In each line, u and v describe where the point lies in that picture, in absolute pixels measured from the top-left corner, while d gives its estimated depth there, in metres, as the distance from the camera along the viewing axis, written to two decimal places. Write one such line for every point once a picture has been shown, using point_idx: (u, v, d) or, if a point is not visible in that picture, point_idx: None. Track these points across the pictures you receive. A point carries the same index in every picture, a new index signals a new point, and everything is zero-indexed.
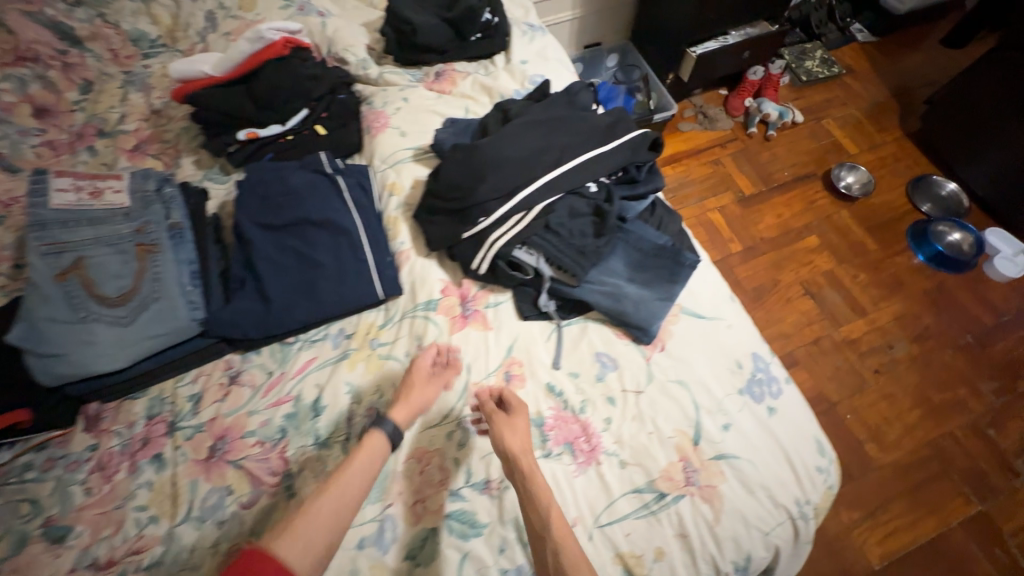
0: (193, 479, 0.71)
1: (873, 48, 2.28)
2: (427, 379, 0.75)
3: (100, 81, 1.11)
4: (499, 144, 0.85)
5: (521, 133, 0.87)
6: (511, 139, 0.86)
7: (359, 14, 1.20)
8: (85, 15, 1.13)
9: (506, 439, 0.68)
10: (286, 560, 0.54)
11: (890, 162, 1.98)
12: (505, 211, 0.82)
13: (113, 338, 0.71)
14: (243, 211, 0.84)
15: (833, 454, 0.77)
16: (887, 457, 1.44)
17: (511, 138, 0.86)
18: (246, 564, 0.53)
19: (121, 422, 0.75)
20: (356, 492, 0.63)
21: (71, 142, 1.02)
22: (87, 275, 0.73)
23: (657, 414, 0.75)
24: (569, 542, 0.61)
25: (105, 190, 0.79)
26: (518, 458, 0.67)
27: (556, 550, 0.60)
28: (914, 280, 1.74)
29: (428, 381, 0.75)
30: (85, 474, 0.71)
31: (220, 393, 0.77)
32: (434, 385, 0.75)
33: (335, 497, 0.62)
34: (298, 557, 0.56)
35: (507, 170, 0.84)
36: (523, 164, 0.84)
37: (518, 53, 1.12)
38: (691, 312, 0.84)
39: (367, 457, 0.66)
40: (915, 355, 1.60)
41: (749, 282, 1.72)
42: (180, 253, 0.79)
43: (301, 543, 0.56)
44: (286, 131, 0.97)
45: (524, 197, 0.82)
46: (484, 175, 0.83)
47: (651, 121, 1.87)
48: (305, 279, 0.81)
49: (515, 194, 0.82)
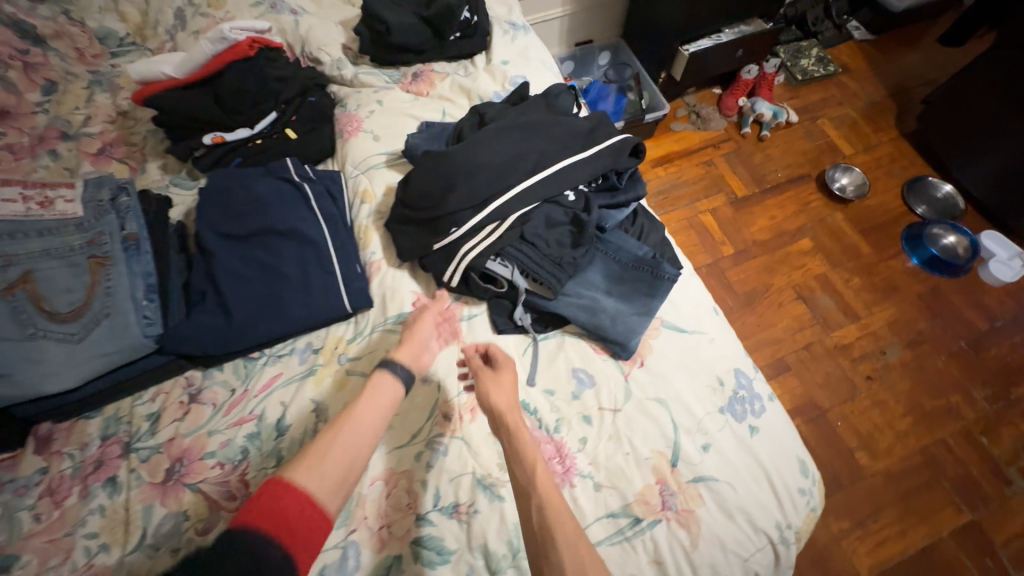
0: (148, 503, 0.68)
1: (869, 46, 2.24)
2: (425, 329, 0.75)
3: (64, 81, 1.05)
4: (473, 150, 0.82)
5: (496, 138, 0.83)
6: (485, 145, 0.82)
7: (335, 11, 1.15)
8: (48, 12, 1.08)
9: (490, 396, 0.68)
10: (308, 489, 0.54)
11: (886, 163, 1.95)
12: (479, 220, 0.79)
13: (62, 357, 0.68)
14: (204, 221, 0.80)
15: (816, 474, 0.75)
16: (878, 465, 1.42)
17: (485, 144, 0.82)
18: (271, 493, 0.53)
19: (74, 443, 0.72)
20: (372, 429, 0.62)
21: (32, 145, 0.96)
22: (36, 290, 0.69)
23: (635, 433, 0.72)
24: (553, 496, 0.59)
25: (56, 199, 0.76)
26: (505, 413, 0.66)
27: (541, 505, 0.58)
28: (908, 284, 1.71)
29: (427, 331, 0.75)
30: (34, 500, 0.67)
31: (180, 411, 0.74)
32: (431, 336, 0.75)
33: (351, 432, 0.60)
34: (318, 486, 0.55)
35: (480, 178, 0.80)
36: (498, 171, 0.80)
37: (499, 53, 1.08)
38: (672, 326, 0.81)
39: (380, 394, 0.65)
40: (907, 361, 1.58)
41: (741, 286, 1.69)
42: (134, 265, 0.75)
43: (320, 474, 0.56)
44: (255, 135, 0.93)
45: (498, 205, 0.79)
46: (456, 183, 0.80)
47: (642, 121, 1.83)
48: (269, 292, 0.77)
49: (489, 202, 0.79)
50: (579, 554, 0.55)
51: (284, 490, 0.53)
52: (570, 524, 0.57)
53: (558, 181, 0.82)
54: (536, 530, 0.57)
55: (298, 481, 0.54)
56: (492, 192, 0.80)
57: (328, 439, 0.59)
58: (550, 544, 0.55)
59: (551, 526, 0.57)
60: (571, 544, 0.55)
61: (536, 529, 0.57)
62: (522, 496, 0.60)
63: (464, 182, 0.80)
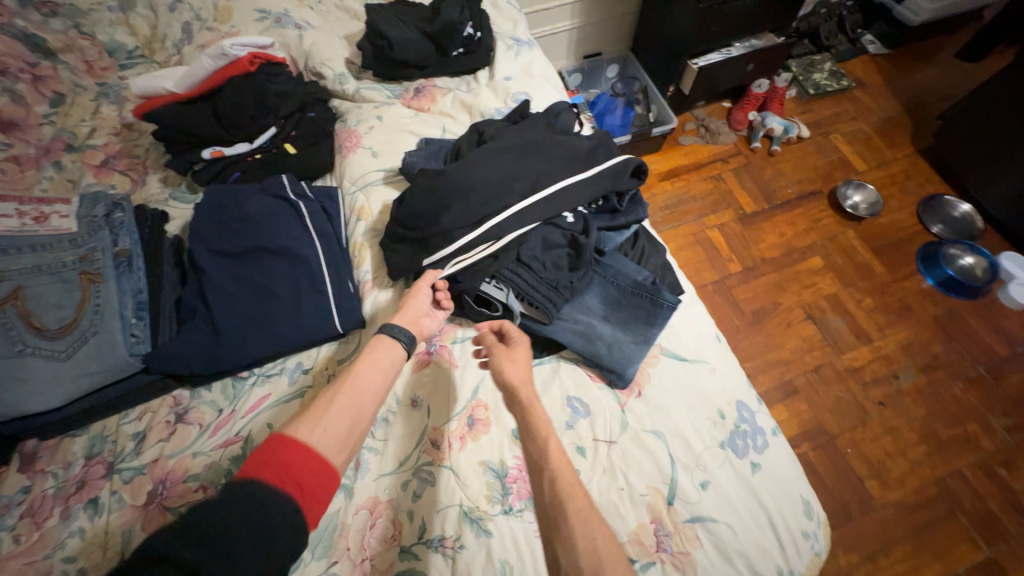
0: (128, 527, 0.66)
1: (884, 61, 2.20)
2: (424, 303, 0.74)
3: (72, 93, 1.06)
4: (470, 170, 0.80)
5: (492, 158, 0.81)
6: (481, 165, 0.81)
7: (340, 25, 1.15)
8: (60, 26, 1.09)
9: (505, 371, 0.67)
10: (311, 442, 0.53)
11: (901, 180, 1.90)
12: (472, 241, 0.77)
13: (48, 375, 0.68)
14: (197, 238, 0.80)
15: (821, 516, 0.71)
16: (890, 496, 1.36)
17: (481, 163, 0.81)
18: (271, 446, 0.50)
19: (58, 462, 0.71)
20: (371, 390, 0.61)
21: (37, 157, 0.96)
22: (26, 306, 0.69)
23: (630, 468, 0.69)
24: (566, 469, 0.56)
25: (51, 215, 0.76)
26: (518, 388, 0.65)
27: (553, 477, 0.55)
28: (922, 305, 1.65)
29: (426, 305, 0.74)
30: (16, 519, 0.67)
31: (166, 431, 0.73)
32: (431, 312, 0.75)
33: (352, 391, 0.59)
34: (322, 440, 0.54)
35: (474, 198, 0.78)
36: (493, 190, 0.78)
37: (502, 69, 1.07)
38: (672, 355, 0.78)
39: (378, 357, 0.64)
40: (922, 386, 1.52)
41: (748, 304, 1.65)
42: (124, 282, 0.74)
43: (322, 429, 0.54)
44: (255, 149, 0.92)
45: (493, 225, 0.77)
46: (449, 203, 0.78)
47: (649, 134, 1.81)
48: (259, 311, 0.76)
49: (484, 221, 0.77)
50: (591, 526, 0.51)
51: (289, 445, 0.51)
52: (581, 496, 0.53)
53: (556, 201, 0.79)
54: (549, 506, 0.53)
55: (304, 435, 0.53)
56: (487, 211, 0.78)
57: (328, 398, 0.58)
58: (561, 517, 0.52)
59: (563, 500, 0.53)
60: (582, 517, 0.52)
61: (548, 506, 0.54)
62: (536, 471, 0.57)
63: (458, 202, 0.78)
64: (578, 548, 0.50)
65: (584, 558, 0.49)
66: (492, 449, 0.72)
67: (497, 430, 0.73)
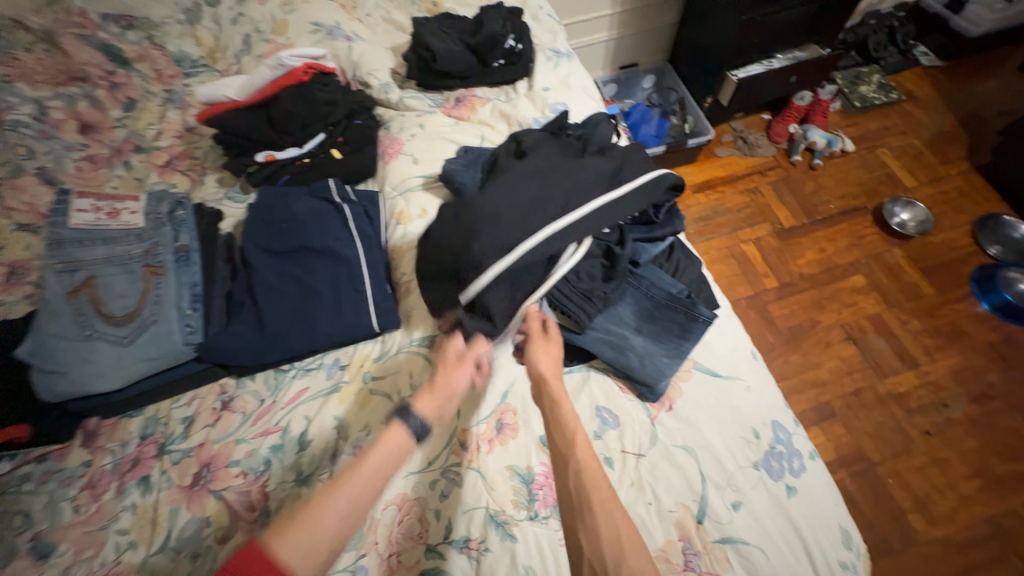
0: (174, 506, 0.71)
1: (938, 73, 2.10)
2: (455, 368, 0.68)
3: (142, 99, 1.15)
4: (496, 196, 0.74)
5: (518, 182, 0.76)
6: (506, 190, 0.75)
7: (387, 37, 1.20)
8: (135, 37, 1.18)
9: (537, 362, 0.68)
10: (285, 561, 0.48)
11: (954, 199, 1.80)
12: (499, 268, 0.69)
13: (111, 359, 0.73)
14: (249, 236, 0.84)
15: (861, 548, 0.68)
16: (936, 533, 1.28)
17: (505, 189, 0.75)
18: (241, 563, 0.46)
19: (116, 440, 0.76)
20: (368, 492, 0.54)
21: (110, 156, 1.06)
22: (96, 293, 0.75)
23: (659, 483, 0.68)
24: (592, 462, 0.56)
25: (122, 210, 0.82)
26: (551, 382, 0.65)
27: (578, 467, 0.55)
28: (976, 331, 1.56)
29: (457, 369, 0.68)
30: (77, 491, 0.72)
31: (212, 417, 0.78)
32: (462, 375, 0.68)
33: (343, 495, 0.53)
34: (297, 557, 0.48)
35: (502, 225, 0.71)
36: (524, 213, 0.72)
37: (541, 80, 1.09)
38: (705, 370, 0.77)
39: (384, 451, 0.57)
40: (974, 417, 1.43)
41: (784, 321, 1.60)
42: (183, 276, 0.79)
43: (301, 544, 0.49)
44: (304, 154, 0.97)
45: (526, 251, 0.69)
46: (475, 232, 0.71)
47: (684, 146, 1.79)
48: (301, 308, 0.80)
49: (517, 245, 0.69)
50: (614, 517, 0.51)
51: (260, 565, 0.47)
52: (606, 488, 0.53)
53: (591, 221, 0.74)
54: (574, 494, 0.54)
55: (278, 552, 0.48)
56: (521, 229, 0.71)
57: (317, 500, 0.52)
58: (585, 505, 0.52)
59: (589, 493, 0.53)
60: (606, 507, 0.52)
61: (571, 492, 0.54)
62: (560, 457, 0.57)
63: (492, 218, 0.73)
64: (601, 536, 0.50)
65: (606, 546, 0.50)
66: (519, 454, 0.72)
67: (525, 436, 0.74)
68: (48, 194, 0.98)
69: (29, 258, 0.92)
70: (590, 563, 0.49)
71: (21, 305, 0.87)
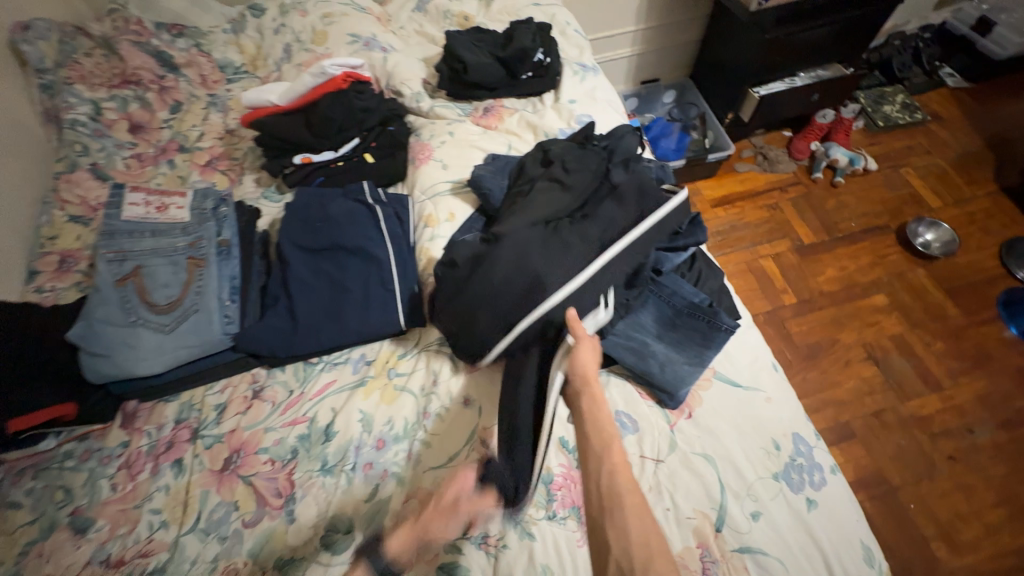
0: (205, 489, 0.74)
1: (965, 94, 2.09)
2: (449, 513, 0.63)
3: (188, 102, 1.22)
4: (491, 277, 0.76)
5: (513, 256, 0.76)
6: (501, 266, 0.76)
7: (419, 49, 1.25)
8: (184, 45, 1.26)
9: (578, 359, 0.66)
10: None
11: (981, 220, 1.78)
12: (503, 346, 0.74)
13: (153, 345, 0.77)
14: (285, 233, 0.88)
15: (883, 566, 0.67)
16: (960, 562, 1.24)
17: (500, 265, 0.76)
18: None
19: (153, 422, 0.80)
20: None
21: (156, 155, 1.13)
22: (142, 283, 0.80)
23: (677, 489, 0.69)
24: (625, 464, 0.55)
25: (170, 206, 0.87)
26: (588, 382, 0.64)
27: (611, 467, 0.54)
28: (1003, 355, 1.52)
29: (451, 514, 0.63)
30: (114, 470, 0.76)
31: (243, 405, 0.81)
32: (454, 521, 0.64)
33: None
34: None
35: (498, 304, 0.75)
36: (519, 294, 0.74)
37: (568, 92, 1.12)
38: (725, 379, 0.77)
39: None
40: (1001, 444, 1.39)
41: (803, 338, 1.58)
42: (224, 269, 0.83)
43: None
44: (338, 157, 1.02)
45: (523, 329, 0.72)
46: (475, 315, 0.75)
47: (704, 160, 1.80)
48: (332, 304, 0.83)
49: (514, 326, 0.72)
50: (644, 522, 0.49)
51: None
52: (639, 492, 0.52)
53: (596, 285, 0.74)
54: (605, 495, 0.52)
55: None
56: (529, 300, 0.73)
57: None
58: (616, 507, 0.51)
59: (620, 493, 0.52)
60: (637, 511, 0.50)
61: (602, 494, 0.53)
62: (592, 460, 0.56)
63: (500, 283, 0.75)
64: (631, 538, 0.49)
65: (635, 548, 0.48)
66: None
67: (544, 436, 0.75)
68: (99, 188, 1.04)
69: (79, 248, 0.97)
70: (618, 565, 0.48)
71: (70, 291, 0.93)
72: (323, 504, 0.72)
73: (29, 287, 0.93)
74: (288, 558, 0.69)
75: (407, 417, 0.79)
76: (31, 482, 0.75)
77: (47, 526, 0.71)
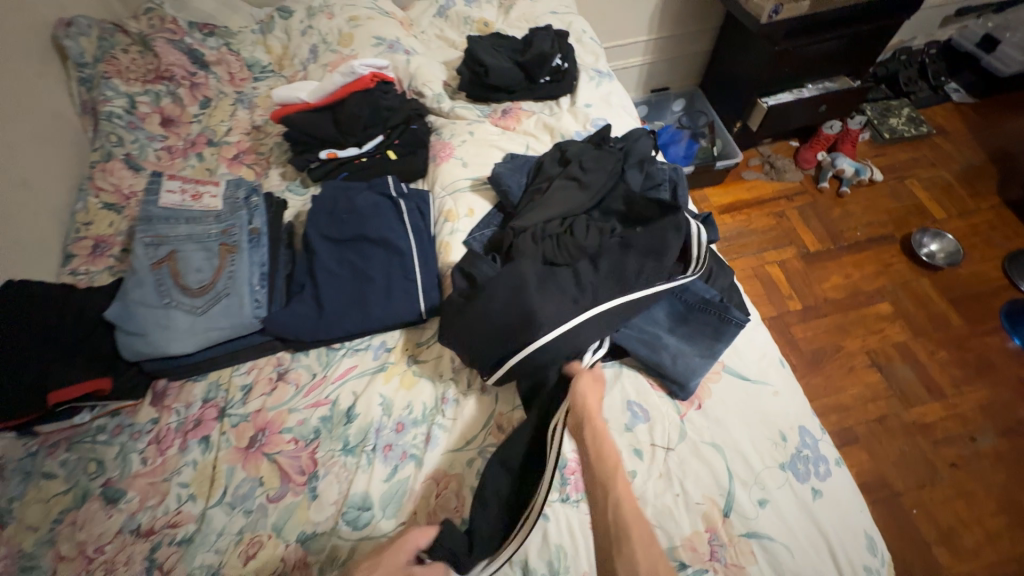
0: (231, 465, 0.77)
1: (969, 109, 2.12)
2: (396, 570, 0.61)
3: (217, 98, 1.27)
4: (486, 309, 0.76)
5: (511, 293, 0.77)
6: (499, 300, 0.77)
7: (440, 53, 1.30)
8: (215, 44, 1.32)
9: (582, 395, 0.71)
10: None
11: (986, 232, 1.80)
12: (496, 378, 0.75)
13: (186, 326, 0.80)
14: (312, 224, 0.91)
15: (886, 556, 0.68)
16: (961, 567, 1.25)
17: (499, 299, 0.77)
18: None
19: (182, 400, 0.83)
20: None
21: (185, 148, 1.17)
22: (176, 267, 0.83)
23: (686, 476, 0.71)
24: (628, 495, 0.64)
25: (204, 194, 0.90)
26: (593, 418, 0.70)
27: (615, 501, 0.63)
28: (1006, 365, 1.54)
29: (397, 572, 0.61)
30: (144, 445, 0.79)
31: (268, 387, 0.84)
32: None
33: None
34: None
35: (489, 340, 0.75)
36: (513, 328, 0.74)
37: (583, 97, 1.16)
38: (734, 373, 0.80)
39: None
40: (1003, 452, 1.40)
41: (807, 344, 1.61)
42: (254, 255, 0.87)
43: None
44: (361, 154, 1.06)
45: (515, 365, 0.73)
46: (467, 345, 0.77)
47: (712, 168, 1.84)
48: (356, 291, 0.86)
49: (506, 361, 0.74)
50: (649, 550, 0.59)
51: None
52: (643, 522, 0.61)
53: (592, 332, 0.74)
54: (613, 526, 0.62)
55: None
56: (520, 331, 0.73)
57: None
58: (622, 536, 0.60)
59: (626, 523, 0.61)
60: (643, 540, 0.60)
61: (609, 524, 0.62)
62: (599, 488, 0.66)
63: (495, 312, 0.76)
64: (638, 567, 0.57)
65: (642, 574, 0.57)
66: None
67: None
68: (133, 178, 1.09)
69: (112, 234, 1.02)
70: None
71: (102, 274, 0.97)
72: (344, 483, 0.75)
73: (65, 269, 0.98)
74: (310, 533, 0.71)
75: (426, 403, 0.82)
76: (65, 454, 0.78)
77: (81, 496, 0.75)
